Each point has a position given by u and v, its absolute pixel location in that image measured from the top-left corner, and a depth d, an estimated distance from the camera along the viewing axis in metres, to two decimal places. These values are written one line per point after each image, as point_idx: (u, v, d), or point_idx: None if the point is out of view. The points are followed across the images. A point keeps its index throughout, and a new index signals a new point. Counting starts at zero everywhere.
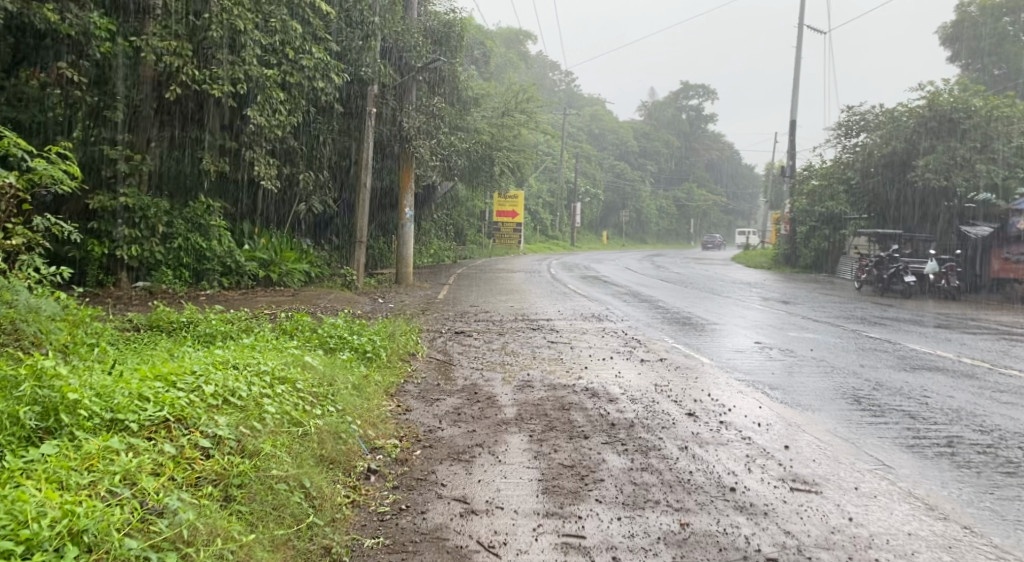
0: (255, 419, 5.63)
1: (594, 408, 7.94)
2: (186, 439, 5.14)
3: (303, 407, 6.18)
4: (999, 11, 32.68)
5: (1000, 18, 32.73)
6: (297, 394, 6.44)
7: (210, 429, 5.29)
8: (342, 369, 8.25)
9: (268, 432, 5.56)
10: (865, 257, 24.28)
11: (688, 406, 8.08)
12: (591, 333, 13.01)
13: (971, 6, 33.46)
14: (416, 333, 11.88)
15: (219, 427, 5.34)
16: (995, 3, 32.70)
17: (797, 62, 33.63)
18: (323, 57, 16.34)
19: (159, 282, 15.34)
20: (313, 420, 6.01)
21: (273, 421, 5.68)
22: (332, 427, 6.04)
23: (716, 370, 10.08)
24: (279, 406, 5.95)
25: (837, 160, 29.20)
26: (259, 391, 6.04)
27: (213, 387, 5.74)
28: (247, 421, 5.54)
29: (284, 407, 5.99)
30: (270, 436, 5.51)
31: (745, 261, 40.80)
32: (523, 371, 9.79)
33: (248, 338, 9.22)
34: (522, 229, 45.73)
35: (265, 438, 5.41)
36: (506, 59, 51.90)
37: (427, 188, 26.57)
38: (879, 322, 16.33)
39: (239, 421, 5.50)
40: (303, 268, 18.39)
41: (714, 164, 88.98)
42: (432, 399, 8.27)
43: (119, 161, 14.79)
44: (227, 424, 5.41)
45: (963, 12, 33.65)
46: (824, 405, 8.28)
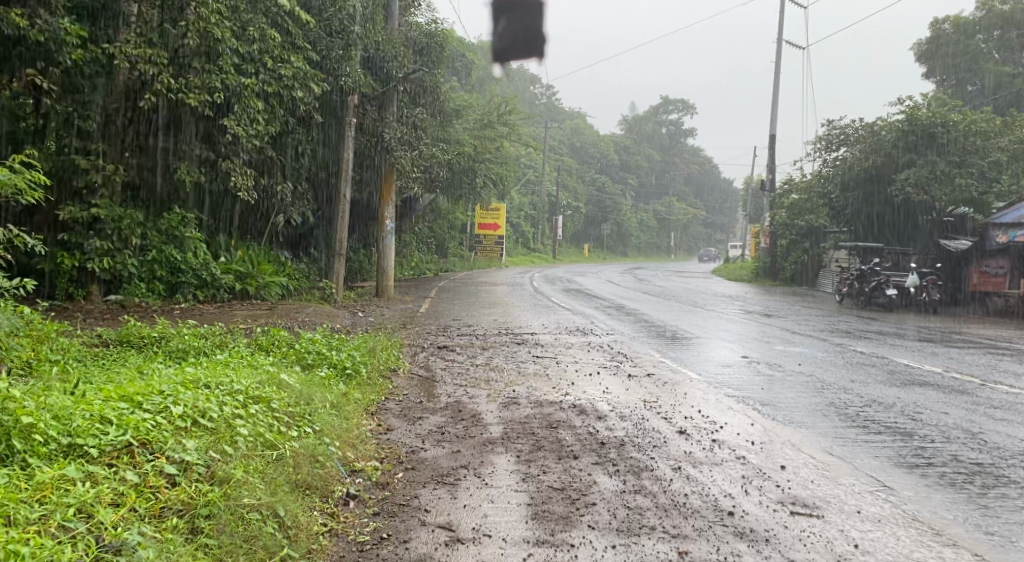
0: (226, 443, 5.28)
1: (582, 426, 7.63)
2: (149, 467, 4.80)
3: (279, 429, 5.85)
4: (972, 28, 33.12)
5: (973, 35, 33.09)
6: (273, 414, 6.11)
7: (176, 454, 4.94)
8: (321, 387, 7.93)
9: (241, 457, 5.22)
10: (847, 271, 24.18)
11: (678, 423, 7.78)
12: (575, 347, 12.73)
13: (946, 23, 33.81)
14: (397, 348, 11.56)
15: (186, 451, 5.01)
16: (969, 21, 33.10)
17: (778, 77, 33.70)
18: (302, 66, 16.01)
19: (132, 296, 14.98)
20: (288, 442, 5.68)
21: (246, 445, 5.35)
22: (308, 449, 5.72)
23: (703, 386, 9.80)
24: (253, 428, 5.61)
25: (819, 174, 29.15)
26: (232, 412, 5.70)
27: (181, 408, 5.40)
28: (217, 445, 5.20)
29: (259, 428, 5.65)
30: (242, 460, 5.17)
31: (725, 274, 40.72)
32: (508, 387, 9.48)
33: (222, 354, 8.91)
34: (503, 242, 45.50)
35: (235, 464, 5.06)
36: (487, 73, 51.77)
37: (407, 200, 26.29)
38: (864, 336, 16.14)
39: (209, 446, 5.16)
40: (281, 282, 18.06)
41: (694, 178, 89.20)
42: (414, 418, 7.97)
43: (91, 172, 14.46)
44: (196, 448, 5.07)
45: (938, 30, 34.01)
46: (817, 421, 8.01)
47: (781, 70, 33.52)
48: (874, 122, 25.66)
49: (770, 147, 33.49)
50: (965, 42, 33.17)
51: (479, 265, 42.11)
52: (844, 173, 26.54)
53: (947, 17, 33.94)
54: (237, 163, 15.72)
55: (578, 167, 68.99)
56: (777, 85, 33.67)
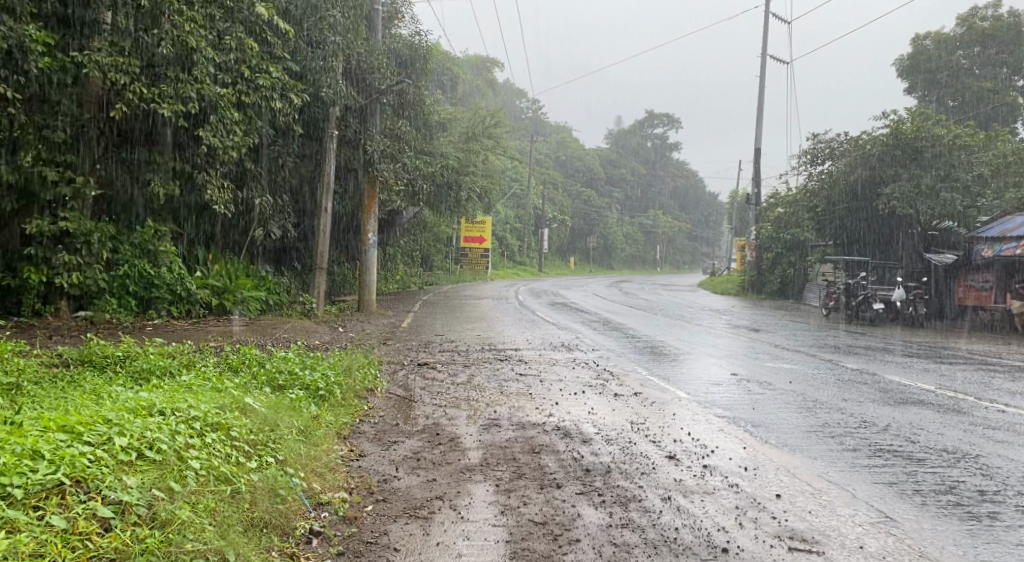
0: (174, 479, 4.85)
1: (566, 451, 7.22)
2: (81, 509, 4.36)
3: (236, 459, 5.42)
4: (952, 44, 32.94)
5: (954, 52, 32.92)
6: (232, 444, 5.67)
7: (113, 494, 4.50)
8: (290, 410, 7.49)
9: (189, 495, 4.78)
10: (835, 284, 23.90)
11: (666, 447, 7.38)
12: (560, 364, 12.34)
13: (927, 40, 33.63)
14: (375, 366, 11.14)
15: (126, 489, 4.57)
16: (950, 37, 32.92)
17: (763, 91, 33.55)
18: (281, 76, 15.59)
19: (102, 311, 14.48)
20: (246, 475, 5.26)
21: (196, 480, 4.93)
22: (267, 483, 5.29)
23: (693, 406, 9.41)
24: (206, 460, 5.17)
25: (804, 187, 28.92)
26: (184, 441, 5.25)
27: (125, 440, 4.95)
28: (163, 481, 4.77)
29: (213, 461, 5.22)
30: (190, 498, 4.75)
31: (711, 287, 40.44)
32: (489, 408, 9.06)
33: (187, 375, 8.47)
34: (488, 256, 45.11)
35: (181, 503, 4.64)
36: (472, 86, 51.57)
37: (390, 213, 25.87)
38: (854, 352, 15.79)
39: (152, 483, 4.72)
40: (259, 297, 17.59)
41: (679, 192, 89.12)
42: (389, 443, 7.53)
43: (59, 183, 14.01)
44: (138, 485, 4.63)
45: (919, 46, 33.80)
46: (812, 443, 7.62)
47: (766, 84, 33.36)
48: (860, 136, 25.35)
49: (756, 160, 33.27)
50: (946, 58, 33.01)
51: (464, 279, 41.71)
52: (830, 187, 26.28)
53: (927, 34, 33.73)
54: (213, 174, 15.30)
55: (564, 180, 68.83)
56: (763, 99, 33.49)
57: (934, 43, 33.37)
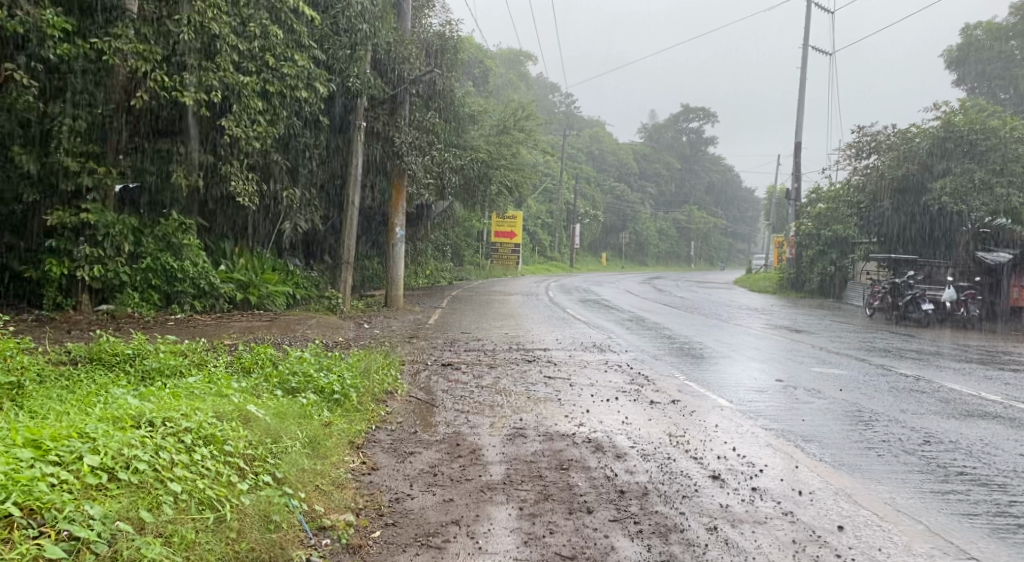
0: (147, 508, 4.37)
1: (598, 467, 6.60)
2: (30, 545, 3.91)
3: (227, 478, 4.91)
4: (1004, 33, 31.68)
5: (1006, 42, 31.67)
6: (227, 459, 5.15)
7: (68, 529, 4.04)
8: (299, 416, 6.91)
9: (163, 528, 4.30)
10: (880, 284, 23.01)
11: (709, 465, 6.74)
12: (592, 367, 11.69)
13: (978, 29, 32.42)
14: (396, 367, 10.54)
15: (85, 523, 4.10)
16: (1001, 26, 31.67)
17: (804, 83, 32.55)
18: (307, 64, 14.96)
19: (124, 306, 14.01)
20: (233, 499, 4.76)
21: (172, 509, 4.44)
22: (259, 507, 4.80)
23: (735, 416, 8.73)
24: (190, 483, 4.69)
25: (848, 183, 27.90)
26: (165, 462, 4.75)
27: (93, 462, 4.45)
28: (132, 512, 4.28)
29: (199, 484, 4.72)
30: (158, 534, 4.26)
31: (748, 285, 39.49)
32: (515, 415, 8.44)
33: (194, 378, 7.91)
34: (520, 251, 44.45)
35: (149, 540, 4.16)
36: (503, 78, 51.08)
37: (420, 206, 25.34)
38: (904, 355, 14.98)
39: (120, 514, 4.24)
40: (286, 291, 17.06)
41: (715, 187, 87.78)
42: (405, 454, 6.94)
43: (82, 174, 13.43)
44: (102, 517, 4.17)
45: (969, 36, 32.62)
46: (871, 462, 6.95)
47: (807, 75, 32.34)
48: (908, 128, 24.34)
49: (796, 154, 32.29)
50: (997, 49, 31.77)
51: (494, 274, 41.15)
52: (874, 182, 25.30)
53: (978, 23, 32.48)
54: (237, 167, 14.70)
55: (597, 175, 68.10)
56: (804, 91, 32.48)
57: (985, 33, 32.10)
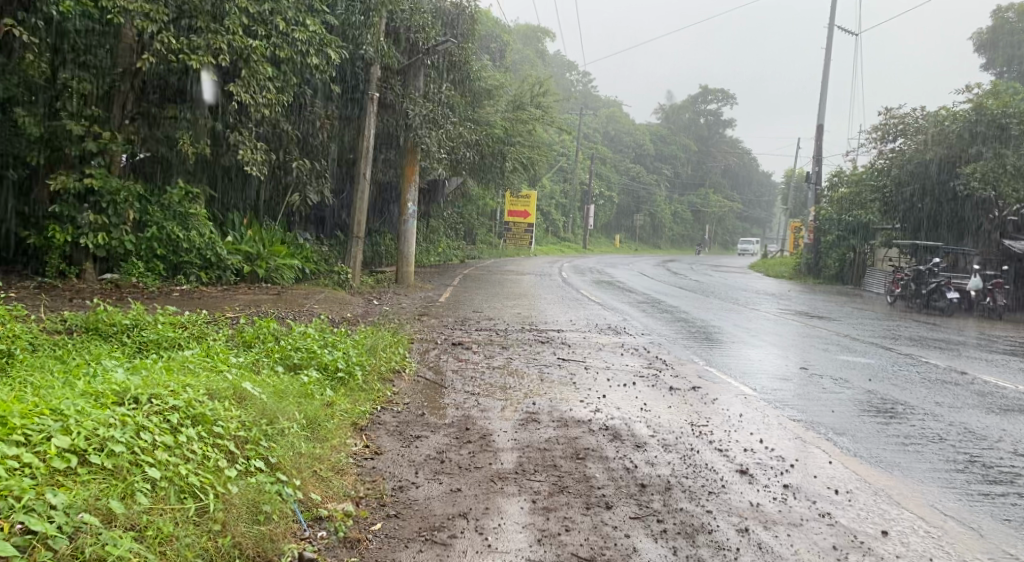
0: (119, 496, 4.02)
1: (616, 458, 6.19)
2: None
3: (214, 464, 4.53)
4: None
5: None
6: (216, 441, 4.76)
7: (26, 521, 3.68)
8: (298, 396, 6.49)
9: (136, 521, 3.95)
10: (902, 271, 22.53)
11: (736, 458, 6.32)
12: (607, 350, 11.26)
13: (1010, 11, 31.47)
14: (404, 345, 10.11)
15: (45, 513, 3.75)
16: None
17: (828, 63, 31.79)
18: (319, 30, 14.44)
19: (128, 275, 13.63)
20: (218, 488, 4.38)
21: (146, 500, 4.07)
22: (248, 496, 4.41)
23: (760, 405, 8.29)
24: (172, 468, 4.32)
25: (870, 167, 27.27)
26: (144, 445, 4.37)
27: (61, 444, 4.10)
28: (98, 502, 3.92)
29: (184, 469, 4.35)
30: (127, 528, 3.89)
31: (764, 269, 38.93)
32: (527, 398, 8.03)
33: (191, 352, 7.50)
34: (533, 230, 43.92)
35: (116, 535, 3.80)
36: (520, 54, 50.43)
37: (433, 182, 24.85)
38: (931, 345, 14.49)
39: (86, 504, 3.88)
40: (295, 265, 16.63)
41: (732, 170, 86.85)
42: (410, 438, 6.53)
43: (85, 138, 13.04)
44: (65, 507, 3.82)
45: (1000, 18, 31.67)
46: (909, 459, 6.53)
47: (832, 56, 31.57)
48: (937, 111, 23.68)
49: (817, 137, 31.62)
50: None
51: (506, 253, 40.68)
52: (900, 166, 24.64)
53: (1010, 6, 31.60)
54: (246, 136, 14.33)
55: (612, 156, 67.42)
56: (828, 72, 31.71)
57: (1017, 15, 31.27)
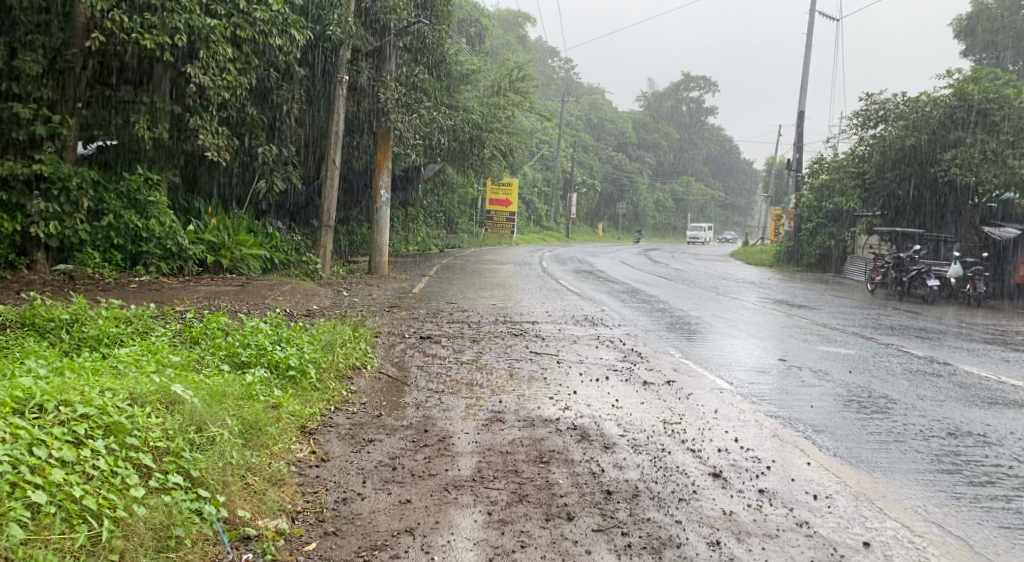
0: None
1: (582, 461, 5.74)
2: None
3: (120, 481, 4.34)
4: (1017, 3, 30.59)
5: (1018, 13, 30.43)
6: (128, 455, 4.51)
7: None
8: (240, 397, 6.05)
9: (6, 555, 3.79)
10: (882, 258, 22.30)
11: (709, 460, 5.88)
12: (582, 342, 10.84)
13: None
14: (367, 340, 9.62)
15: None
16: None
17: (808, 49, 31.42)
18: (281, 11, 13.87)
19: (83, 266, 13.00)
20: (116, 511, 4.18)
21: (22, 530, 3.90)
22: (153, 520, 4.23)
23: (737, 400, 7.87)
24: (64, 489, 4.14)
25: (850, 153, 26.98)
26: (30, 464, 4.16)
27: None
28: None
29: (81, 490, 4.17)
30: None
31: (745, 257, 38.68)
32: (493, 396, 7.57)
33: (129, 350, 7.02)
34: (514, 219, 43.42)
35: None
36: (500, 40, 49.82)
37: (410, 171, 24.31)
38: (912, 334, 14.17)
39: None
40: (262, 255, 16.06)
41: (713, 158, 86.65)
42: (361, 442, 6.08)
43: (35, 122, 12.47)
44: None
45: (979, 4, 31.33)
46: (892, 459, 6.11)
47: (812, 41, 31.20)
48: (917, 96, 23.37)
49: (798, 124, 31.31)
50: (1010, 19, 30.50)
51: (488, 242, 40.16)
52: (880, 152, 24.29)
53: None
54: (207, 121, 13.78)
55: (594, 143, 66.97)
56: (808, 59, 31.39)
57: (996, 2, 30.96)
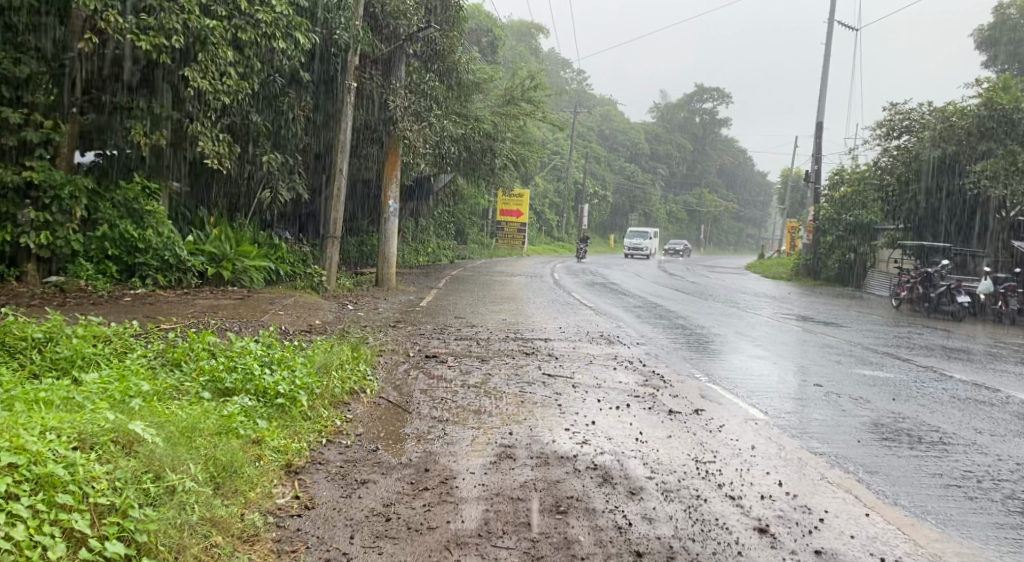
0: None
1: (606, 512, 5.03)
2: None
3: (38, 555, 3.93)
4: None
5: None
6: (56, 518, 4.07)
7: None
8: (215, 432, 5.41)
9: None
10: (906, 273, 21.48)
11: (753, 510, 5.21)
12: (599, 362, 10.09)
13: (1011, 7, 29.90)
14: (367, 361, 8.86)
15: None
16: None
17: (826, 59, 30.64)
18: (285, 12, 13.09)
19: (76, 278, 12.23)
20: None
21: None
22: None
23: (775, 434, 7.14)
24: None
25: (870, 164, 26.05)
26: None
27: None
28: None
29: None
30: None
31: (762, 270, 37.84)
32: (504, 427, 6.84)
33: (100, 374, 6.29)
34: (526, 230, 42.66)
35: None
36: (514, 51, 49.46)
37: (419, 180, 23.56)
38: (949, 355, 13.30)
39: None
40: (266, 267, 15.28)
41: (727, 170, 85.73)
42: (351, 484, 5.34)
43: (26, 128, 11.86)
44: None
45: (1002, 14, 30.12)
46: (961, 511, 5.44)
47: (831, 51, 30.41)
48: (943, 106, 22.53)
49: (817, 135, 30.53)
50: None
51: (499, 253, 39.46)
52: (904, 165, 23.48)
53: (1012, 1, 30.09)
54: (206, 126, 13.04)
55: (607, 155, 66.27)
56: (827, 69, 30.61)
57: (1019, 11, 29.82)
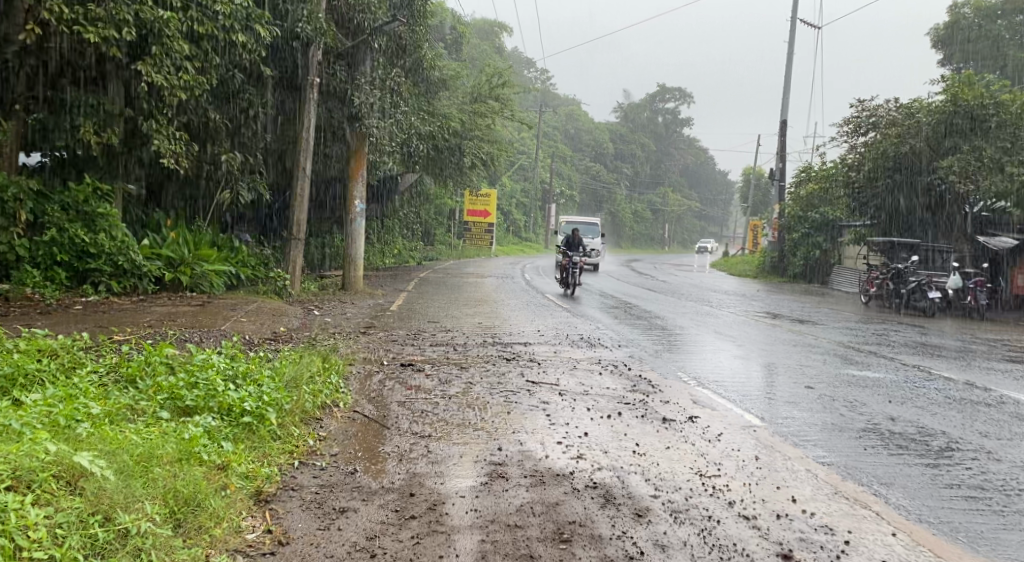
0: None
1: (615, 540, 4.60)
2: None
3: None
4: (993, 12, 28.91)
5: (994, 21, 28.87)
6: None
7: None
8: (175, 459, 4.87)
9: None
10: (875, 269, 21.30)
11: (772, 533, 4.79)
12: (582, 367, 9.64)
13: (965, 6, 29.55)
14: (338, 372, 8.29)
15: None
16: (990, 4, 28.91)
17: (789, 57, 30.49)
18: (245, 4, 12.41)
19: (22, 285, 11.47)
20: None
21: None
22: None
23: (777, 443, 6.71)
24: None
25: (836, 162, 25.95)
26: None
27: None
28: None
29: None
30: None
31: (728, 268, 37.77)
32: (492, 442, 6.34)
33: (41, 392, 5.69)
34: (493, 231, 42.13)
35: None
36: (479, 49, 48.93)
37: (385, 180, 22.97)
38: (930, 352, 13.03)
39: None
40: (226, 271, 14.58)
41: (689, 169, 86.04)
42: (328, 513, 4.82)
43: None
44: None
45: (956, 13, 29.69)
46: (991, 527, 5.04)
47: (794, 50, 30.25)
48: (910, 103, 22.41)
49: (782, 133, 30.43)
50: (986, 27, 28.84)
51: (466, 254, 38.94)
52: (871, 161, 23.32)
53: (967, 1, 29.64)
54: (162, 124, 12.33)
55: (571, 154, 65.99)
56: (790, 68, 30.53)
57: (973, 10, 29.31)
